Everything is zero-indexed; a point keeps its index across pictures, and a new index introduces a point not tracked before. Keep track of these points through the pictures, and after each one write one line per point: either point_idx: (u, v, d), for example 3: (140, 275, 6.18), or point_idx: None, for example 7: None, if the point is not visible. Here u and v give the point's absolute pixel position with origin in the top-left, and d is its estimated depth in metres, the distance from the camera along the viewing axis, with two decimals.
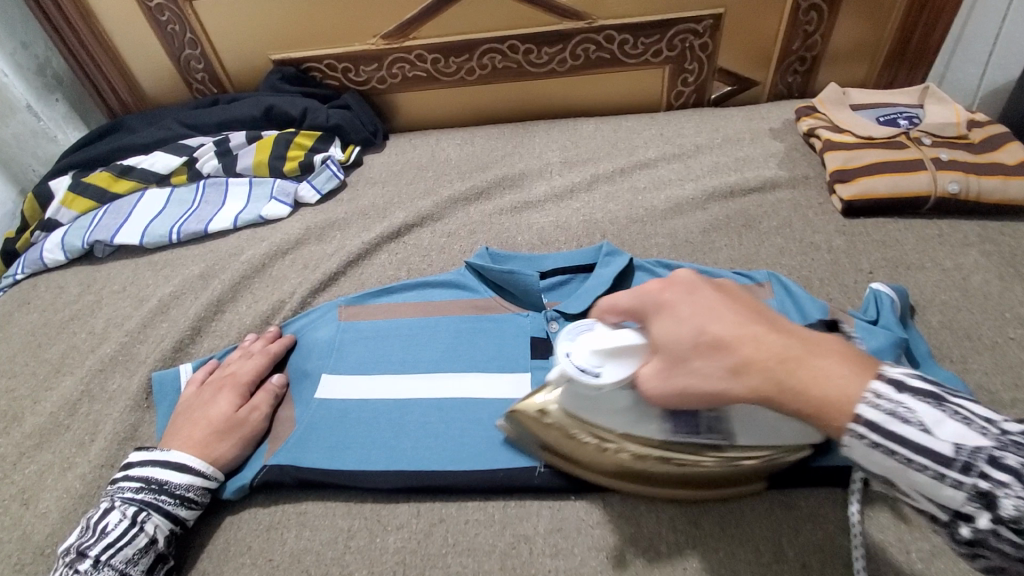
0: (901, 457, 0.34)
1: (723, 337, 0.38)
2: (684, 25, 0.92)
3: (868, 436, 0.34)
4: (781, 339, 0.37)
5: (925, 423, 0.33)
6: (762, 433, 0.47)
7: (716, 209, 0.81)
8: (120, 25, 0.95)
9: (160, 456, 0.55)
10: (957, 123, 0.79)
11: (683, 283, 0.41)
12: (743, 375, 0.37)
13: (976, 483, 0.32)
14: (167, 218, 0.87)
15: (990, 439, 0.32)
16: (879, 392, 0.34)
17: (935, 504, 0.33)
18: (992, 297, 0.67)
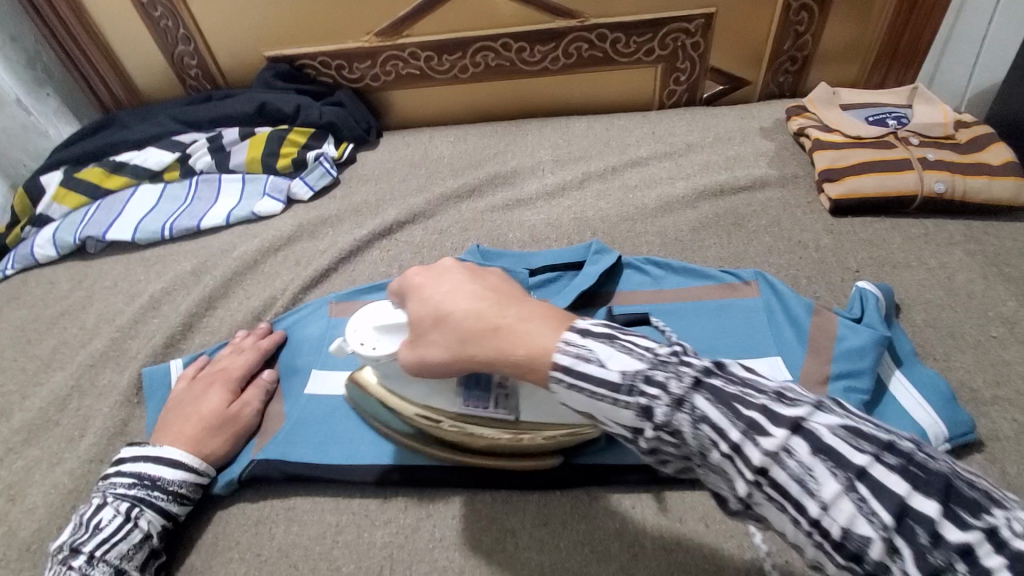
0: (588, 392, 0.38)
1: (456, 310, 0.44)
2: (676, 24, 0.92)
3: (563, 379, 0.39)
4: (501, 307, 0.43)
5: (599, 356, 0.38)
6: (542, 410, 0.53)
7: (706, 207, 0.81)
8: (113, 21, 0.95)
9: (152, 451, 0.55)
10: (944, 124, 0.80)
11: (439, 269, 0.48)
12: (469, 342, 0.43)
13: (638, 401, 0.37)
14: (159, 215, 0.87)
15: (645, 362, 0.38)
16: (568, 340, 0.39)
17: (618, 426, 0.38)
18: (976, 296, 0.67)
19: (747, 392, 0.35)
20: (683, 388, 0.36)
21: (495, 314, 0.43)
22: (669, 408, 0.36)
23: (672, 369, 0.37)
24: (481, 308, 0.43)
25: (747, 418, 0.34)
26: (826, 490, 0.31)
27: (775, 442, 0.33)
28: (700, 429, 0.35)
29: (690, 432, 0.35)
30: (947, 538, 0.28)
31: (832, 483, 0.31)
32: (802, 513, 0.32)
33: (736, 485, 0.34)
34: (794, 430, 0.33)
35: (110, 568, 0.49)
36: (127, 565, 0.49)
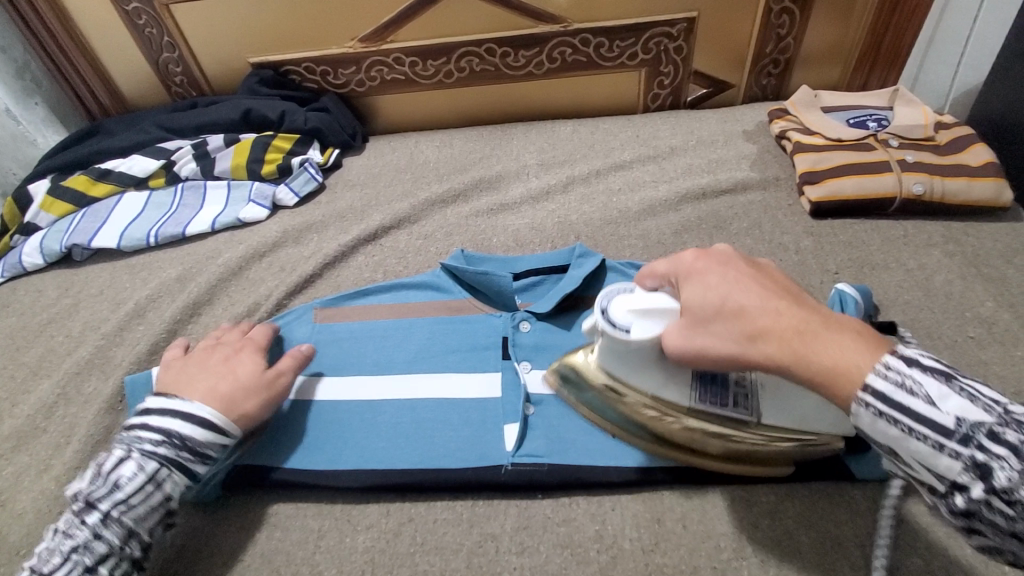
0: (904, 425, 0.38)
1: (746, 304, 0.43)
2: (659, 28, 0.93)
3: (874, 404, 0.38)
4: (801, 310, 0.42)
5: (929, 395, 0.37)
6: (787, 415, 0.53)
7: (688, 210, 0.82)
8: (98, 28, 0.95)
9: (182, 408, 0.54)
10: (924, 125, 0.81)
11: (717, 255, 0.47)
12: (760, 340, 0.42)
13: (973, 454, 0.36)
14: (145, 222, 0.87)
15: (991, 415, 0.36)
16: (888, 365, 0.38)
17: (934, 474, 0.37)
18: (954, 297, 0.68)
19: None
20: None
21: (799, 319, 0.42)
22: (1015, 474, 0.34)
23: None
24: (776, 308, 0.42)
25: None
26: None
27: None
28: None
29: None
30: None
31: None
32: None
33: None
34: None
35: (124, 529, 0.49)
36: (141, 527, 0.50)
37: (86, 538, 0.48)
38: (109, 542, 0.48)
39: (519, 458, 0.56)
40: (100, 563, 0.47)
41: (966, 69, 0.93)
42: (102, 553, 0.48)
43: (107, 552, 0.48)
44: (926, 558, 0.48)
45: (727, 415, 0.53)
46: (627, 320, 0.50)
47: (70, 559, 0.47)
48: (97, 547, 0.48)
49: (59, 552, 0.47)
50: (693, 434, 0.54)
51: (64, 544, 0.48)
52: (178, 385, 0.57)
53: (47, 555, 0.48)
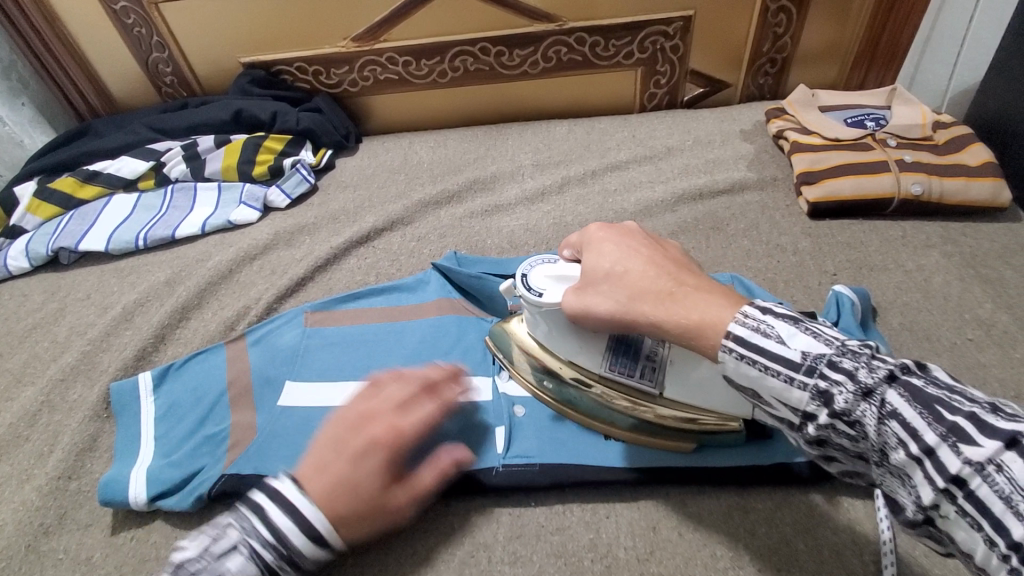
0: (760, 366, 0.37)
1: (629, 270, 0.45)
2: (655, 27, 0.92)
3: (735, 349, 0.38)
4: (687, 275, 0.43)
5: (776, 332, 0.37)
6: (695, 393, 0.52)
7: (685, 211, 0.81)
8: (86, 28, 0.94)
9: (306, 511, 0.43)
10: (923, 124, 0.80)
11: (622, 229, 0.49)
12: (640, 299, 0.43)
13: (817, 384, 0.35)
14: (133, 224, 0.86)
15: (832, 348, 0.36)
16: (746, 314, 0.38)
17: (789, 408, 0.37)
18: (952, 299, 0.67)
19: (953, 396, 0.32)
20: (874, 379, 0.33)
21: (675, 281, 0.43)
22: (853, 397, 0.34)
23: (865, 360, 0.34)
24: (659, 272, 0.44)
25: (948, 422, 0.31)
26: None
27: (978, 452, 0.29)
28: (886, 425, 0.33)
29: (875, 427, 0.33)
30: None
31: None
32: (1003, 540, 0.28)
33: (923, 492, 0.32)
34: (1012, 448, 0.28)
35: None
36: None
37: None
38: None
39: (511, 459, 0.55)
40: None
41: (964, 69, 0.92)
42: None
43: None
44: (924, 566, 0.48)
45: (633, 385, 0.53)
46: (540, 282, 0.52)
47: None
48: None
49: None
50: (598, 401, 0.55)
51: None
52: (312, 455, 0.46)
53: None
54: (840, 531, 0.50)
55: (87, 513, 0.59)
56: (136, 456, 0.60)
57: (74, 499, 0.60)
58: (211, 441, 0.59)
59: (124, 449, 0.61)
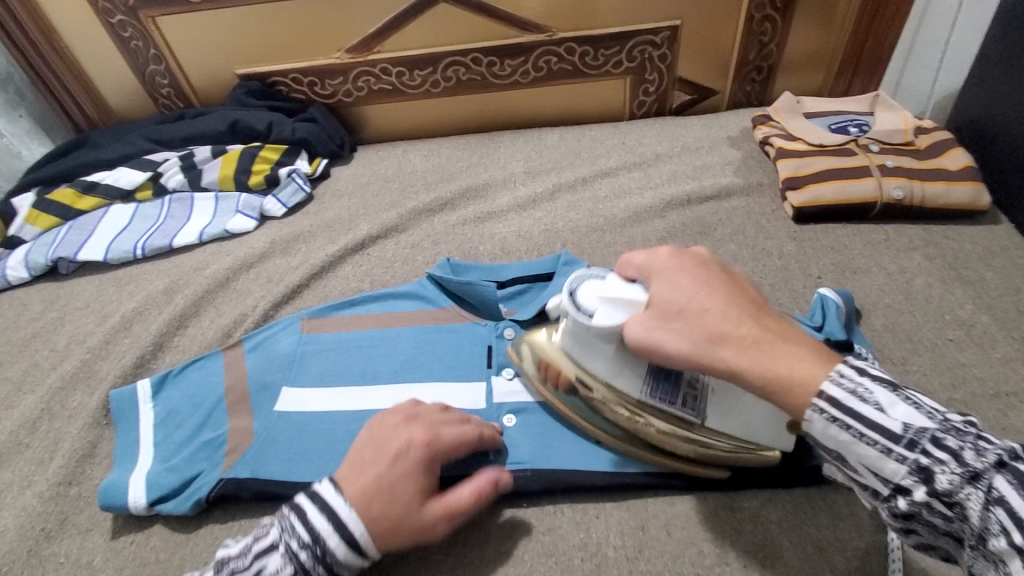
0: (856, 431, 0.38)
1: (710, 310, 0.44)
2: (643, 36, 0.94)
3: (827, 410, 0.38)
4: (765, 325, 0.43)
5: (878, 399, 0.38)
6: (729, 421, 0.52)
7: (673, 217, 0.82)
8: (83, 40, 0.95)
9: (340, 514, 0.46)
10: (904, 130, 0.82)
11: (692, 256, 0.48)
12: (718, 342, 0.42)
13: (918, 459, 0.37)
14: (131, 234, 0.87)
15: (936, 423, 0.37)
16: (842, 373, 0.39)
17: (880, 478, 0.38)
18: (933, 300, 0.69)
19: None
20: (983, 464, 0.35)
21: (759, 333, 0.42)
22: (958, 479, 0.36)
23: (970, 441, 0.36)
24: (740, 316, 0.43)
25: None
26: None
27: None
28: (990, 511, 0.35)
29: (979, 512, 0.35)
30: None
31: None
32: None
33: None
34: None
35: None
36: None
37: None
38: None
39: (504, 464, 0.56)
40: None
41: (948, 71, 0.89)
42: None
43: None
44: (904, 561, 0.49)
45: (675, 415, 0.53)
46: (584, 299, 0.51)
47: None
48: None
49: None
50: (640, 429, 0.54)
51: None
52: (355, 462, 0.49)
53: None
54: (823, 527, 0.52)
55: (87, 517, 0.60)
56: (135, 462, 0.61)
57: (74, 504, 0.61)
58: (209, 445, 0.60)
59: (123, 456, 0.62)
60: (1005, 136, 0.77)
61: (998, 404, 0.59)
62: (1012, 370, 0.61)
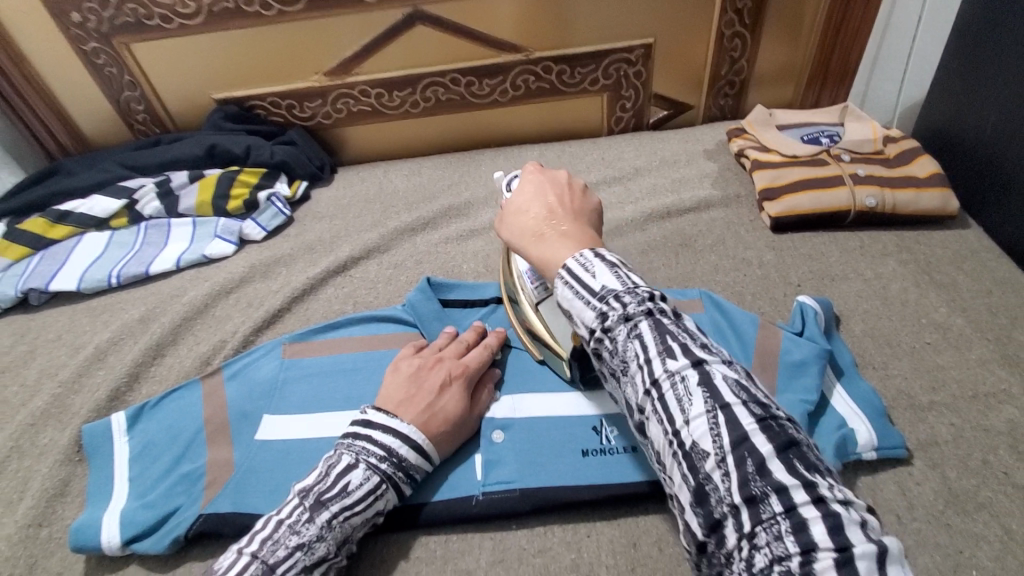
0: (574, 288, 0.44)
1: (527, 207, 0.52)
2: (618, 55, 0.96)
3: (564, 276, 0.45)
4: (562, 218, 0.51)
5: (595, 270, 0.44)
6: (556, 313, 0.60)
7: (654, 230, 0.83)
8: (55, 69, 0.94)
9: (404, 428, 0.53)
10: (873, 139, 0.84)
11: (550, 174, 0.55)
12: (523, 233, 0.51)
13: (603, 307, 0.42)
14: (105, 263, 0.85)
15: (625, 286, 0.42)
16: (582, 255, 0.45)
17: (581, 324, 0.43)
18: (909, 304, 0.70)
19: (683, 334, 0.40)
20: (637, 311, 0.41)
21: (550, 223, 0.50)
22: (618, 321, 0.41)
23: (641, 298, 0.42)
24: (544, 218, 0.51)
25: (670, 346, 0.39)
26: (696, 412, 0.36)
27: (677, 367, 0.38)
28: (633, 345, 0.40)
29: (626, 345, 0.40)
30: (770, 474, 0.33)
31: (699, 405, 0.36)
32: (669, 426, 0.37)
33: (638, 393, 0.39)
34: (695, 365, 0.38)
35: (342, 535, 0.49)
36: (352, 535, 0.50)
37: (311, 538, 0.47)
38: (328, 547, 0.48)
39: (491, 486, 0.55)
40: (316, 565, 0.48)
41: (924, 38, 0.90)
42: (319, 556, 0.48)
43: (323, 557, 0.48)
44: None
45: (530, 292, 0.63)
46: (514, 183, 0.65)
47: (295, 555, 0.46)
48: (318, 551, 0.48)
49: (284, 543, 0.47)
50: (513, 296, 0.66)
51: (291, 537, 0.47)
52: (396, 397, 0.55)
53: (273, 543, 0.47)
54: None
55: (60, 559, 0.57)
56: (110, 499, 0.59)
57: (46, 546, 0.58)
58: (186, 478, 0.58)
59: (96, 493, 0.60)
60: (968, 144, 0.80)
61: (976, 405, 0.60)
62: (989, 371, 0.62)
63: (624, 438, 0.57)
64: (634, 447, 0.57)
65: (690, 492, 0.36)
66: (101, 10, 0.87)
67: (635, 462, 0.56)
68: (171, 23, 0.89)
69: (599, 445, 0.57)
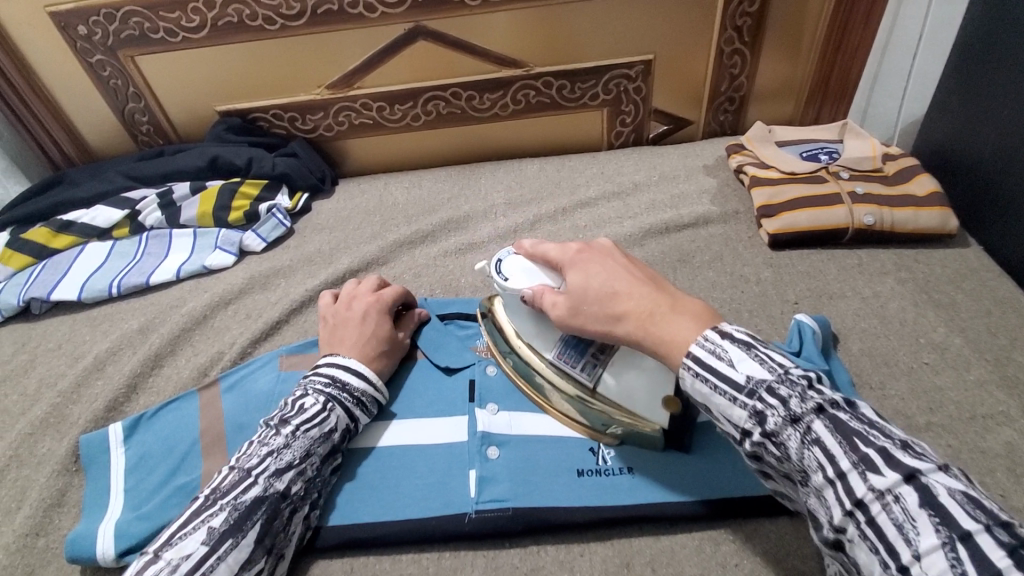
0: (710, 382, 0.43)
1: (611, 279, 0.51)
2: (618, 70, 0.97)
3: (693, 367, 0.44)
4: (656, 292, 0.49)
5: (732, 358, 0.43)
6: (619, 394, 0.55)
7: (652, 245, 0.83)
8: (61, 80, 0.95)
9: (340, 359, 0.60)
10: (872, 157, 0.84)
11: (601, 251, 0.54)
12: (624, 318, 0.49)
13: (756, 405, 0.42)
14: (107, 272, 0.86)
15: (774, 374, 0.42)
16: (707, 336, 0.45)
17: (731, 424, 0.43)
18: (907, 324, 0.70)
19: (871, 433, 0.38)
20: (805, 411, 0.40)
21: (651, 298, 0.49)
22: (782, 421, 0.40)
23: (799, 390, 0.41)
24: (638, 294, 0.49)
25: (861, 453, 0.37)
26: (921, 539, 0.34)
27: (882, 482, 0.36)
28: (809, 450, 0.39)
29: (798, 450, 0.40)
30: None
31: (925, 531, 0.34)
32: (890, 556, 0.35)
33: (833, 511, 0.38)
34: (905, 480, 0.36)
35: (307, 445, 0.53)
36: (316, 450, 0.54)
37: (279, 446, 0.52)
38: (294, 454, 0.52)
39: (484, 504, 0.55)
40: (286, 471, 0.52)
41: (926, 52, 0.88)
42: (287, 463, 0.52)
43: (291, 464, 0.52)
44: None
45: (576, 376, 0.56)
46: (507, 267, 0.59)
47: (265, 460, 0.51)
48: (285, 457, 0.52)
49: (256, 454, 0.52)
50: (551, 381, 0.59)
51: (261, 447, 0.52)
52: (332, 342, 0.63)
53: (246, 455, 0.52)
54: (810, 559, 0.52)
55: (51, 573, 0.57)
56: (105, 510, 0.59)
57: (39, 559, 0.59)
58: (182, 490, 0.58)
59: (92, 503, 0.60)
60: (965, 163, 0.80)
61: (974, 427, 0.59)
62: (986, 393, 0.62)
63: (620, 459, 0.57)
64: (630, 469, 0.57)
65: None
66: (106, 23, 0.89)
67: (630, 484, 0.56)
68: (176, 37, 0.90)
69: (595, 465, 0.57)
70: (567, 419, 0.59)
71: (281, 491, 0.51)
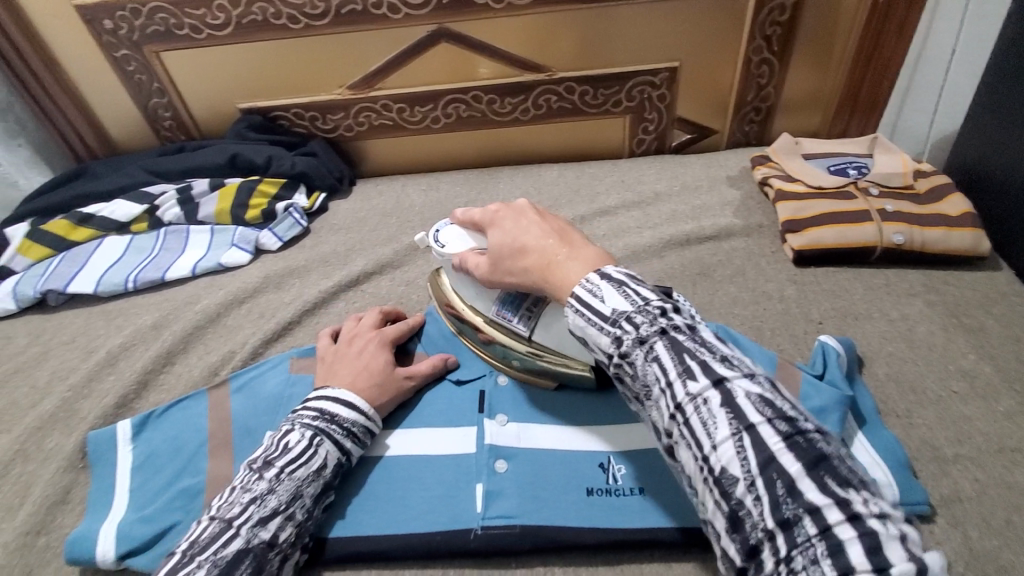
0: (584, 315, 0.46)
1: (522, 234, 0.54)
2: (642, 77, 0.95)
3: (574, 305, 0.46)
4: (562, 243, 0.52)
5: (604, 295, 0.45)
6: (554, 341, 0.58)
7: (672, 257, 0.81)
8: (85, 74, 0.96)
9: (333, 390, 0.58)
10: (903, 173, 0.81)
11: (515, 209, 0.57)
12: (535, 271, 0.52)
13: (616, 332, 0.44)
14: (123, 267, 0.86)
15: (634, 305, 0.44)
16: (589, 279, 0.47)
17: (597, 350, 0.46)
18: (936, 349, 0.67)
19: (701, 349, 0.42)
20: (651, 331, 0.43)
21: (555, 249, 0.51)
22: (632, 344, 0.43)
23: (652, 316, 0.44)
24: (544, 245, 0.52)
25: (687, 365, 0.41)
26: (720, 434, 0.38)
27: (698, 388, 0.40)
28: (651, 367, 0.42)
29: (643, 368, 0.43)
30: (804, 496, 0.35)
31: (723, 428, 0.38)
32: (698, 451, 0.39)
33: (664, 418, 0.42)
34: (716, 385, 0.40)
35: (293, 488, 0.51)
36: (303, 491, 0.52)
37: (263, 492, 0.50)
38: (279, 500, 0.50)
39: (491, 521, 0.53)
40: (272, 517, 0.49)
41: (960, 64, 0.87)
42: (272, 509, 0.50)
43: (276, 510, 0.50)
44: None
45: (514, 330, 0.60)
46: (444, 236, 0.63)
47: (249, 509, 0.49)
48: (269, 503, 0.50)
49: (238, 501, 0.50)
50: (492, 338, 0.63)
51: (244, 494, 0.50)
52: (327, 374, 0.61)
53: (227, 503, 0.50)
54: None
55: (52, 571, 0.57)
56: (109, 509, 0.59)
57: (41, 556, 0.59)
58: (185, 493, 0.58)
59: (97, 501, 0.60)
60: (1000, 184, 0.77)
61: (1005, 461, 0.57)
62: (1018, 425, 0.59)
63: (632, 478, 0.56)
64: (641, 489, 0.55)
65: (724, 515, 0.38)
66: (132, 18, 0.89)
67: (642, 505, 0.54)
68: (201, 34, 0.90)
69: (605, 484, 0.55)
70: (518, 375, 0.63)
71: (267, 540, 0.49)
